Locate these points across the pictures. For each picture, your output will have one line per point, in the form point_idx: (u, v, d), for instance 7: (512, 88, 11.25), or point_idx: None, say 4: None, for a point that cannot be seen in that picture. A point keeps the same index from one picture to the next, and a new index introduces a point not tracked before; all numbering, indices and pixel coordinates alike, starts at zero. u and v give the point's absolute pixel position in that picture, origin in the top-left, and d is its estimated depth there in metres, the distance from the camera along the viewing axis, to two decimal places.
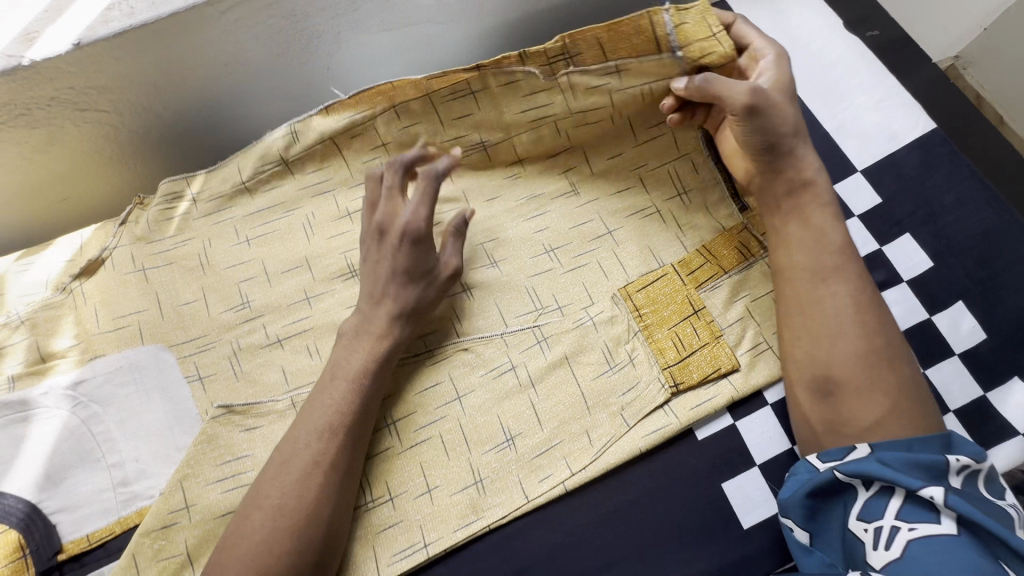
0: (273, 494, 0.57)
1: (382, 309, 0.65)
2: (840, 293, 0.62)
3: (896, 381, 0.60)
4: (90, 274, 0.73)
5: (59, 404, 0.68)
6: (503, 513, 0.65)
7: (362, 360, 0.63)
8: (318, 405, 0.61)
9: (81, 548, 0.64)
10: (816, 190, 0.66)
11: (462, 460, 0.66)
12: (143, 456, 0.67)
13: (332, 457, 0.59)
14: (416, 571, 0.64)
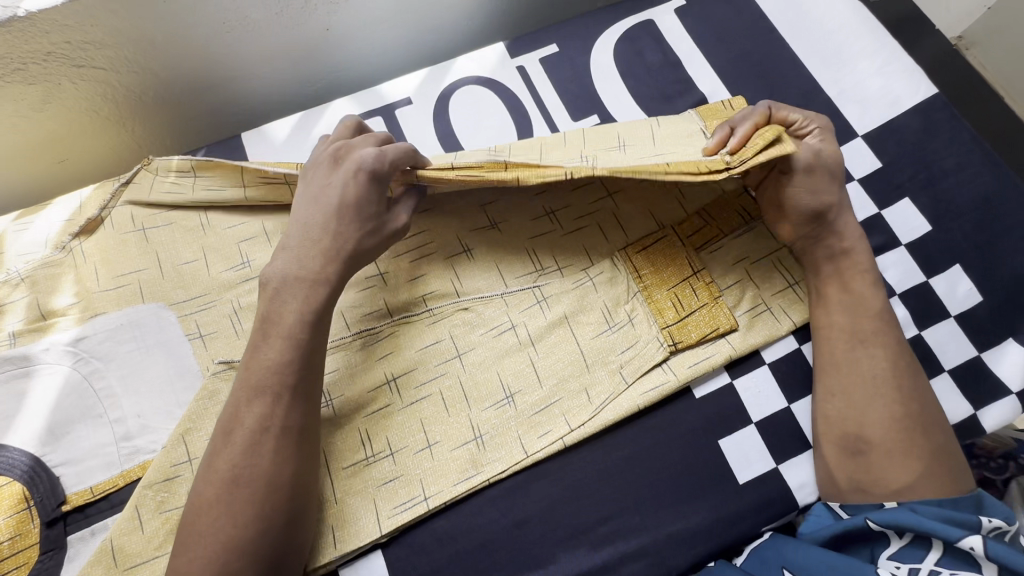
0: (223, 465, 0.54)
1: (312, 256, 0.58)
2: (878, 358, 0.64)
3: (929, 445, 0.60)
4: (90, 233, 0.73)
5: (60, 360, 0.68)
6: (503, 468, 0.66)
7: (295, 314, 0.57)
8: (255, 364, 0.56)
9: (86, 499, 0.65)
10: (858, 251, 0.67)
11: (462, 416, 0.67)
12: (145, 412, 0.68)
13: (282, 420, 0.56)
14: (417, 524, 0.65)
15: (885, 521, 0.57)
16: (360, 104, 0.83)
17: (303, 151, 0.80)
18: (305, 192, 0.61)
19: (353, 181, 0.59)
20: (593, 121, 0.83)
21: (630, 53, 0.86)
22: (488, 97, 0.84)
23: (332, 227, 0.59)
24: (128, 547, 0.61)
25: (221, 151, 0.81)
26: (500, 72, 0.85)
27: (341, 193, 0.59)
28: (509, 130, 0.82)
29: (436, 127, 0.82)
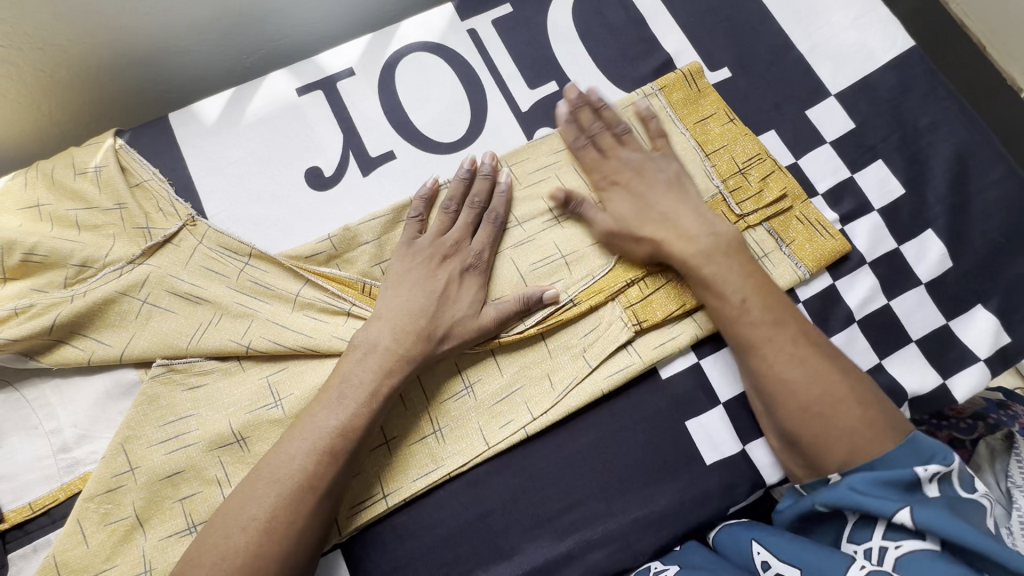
0: (262, 515, 0.55)
1: (402, 324, 0.62)
2: (771, 351, 0.61)
3: (848, 421, 0.58)
4: (13, 243, 0.66)
5: (4, 375, 0.65)
6: (464, 460, 0.63)
7: (375, 380, 0.60)
8: (319, 419, 0.58)
9: (24, 516, 0.61)
10: (709, 253, 0.65)
11: (418, 411, 0.65)
12: (82, 422, 0.64)
13: (328, 482, 0.57)
14: (378, 521, 0.63)
15: (826, 503, 0.57)
16: (297, 77, 0.76)
17: (238, 132, 0.74)
18: (412, 255, 0.66)
19: (457, 284, 0.65)
20: (551, 88, 0.77)
21: (590, 12, 0.80)
22: (436, 64, 0.77)
23: (432, 313, 0.63)
24: (73, 562, 0.59)
25: (148, 135, 0.74)
26: (449, 36, 0.78)
27: (441, 271, 0.65)
28: (461, 101, 0.76)
29: (381, 100, 0.76)
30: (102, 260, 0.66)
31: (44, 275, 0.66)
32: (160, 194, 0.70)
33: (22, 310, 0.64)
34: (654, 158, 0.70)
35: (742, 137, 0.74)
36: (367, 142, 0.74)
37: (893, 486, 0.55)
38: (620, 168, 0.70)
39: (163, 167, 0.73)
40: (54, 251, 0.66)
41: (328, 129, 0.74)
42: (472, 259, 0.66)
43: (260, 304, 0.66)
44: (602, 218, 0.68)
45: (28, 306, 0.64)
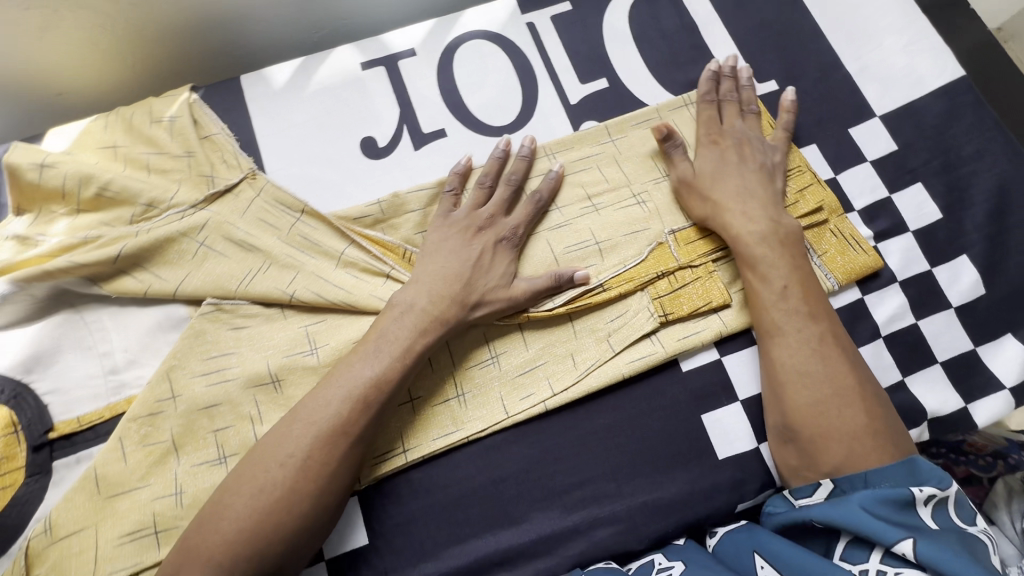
0: (297, 453, 0.58)
1: (439, 290, 0.65)
2: (794, 341, 0.63)
3: (854, 422, 0.59)
4: (91, 178, 0.71)
5: (67, 298, 0.69)
6: (483, 426, 0.66)
7: (410, 336, 0.63)
8: (356, 368, 0.62)
9: (72, 428, 0.65)
10: (764, 236, 0.67)
11: (444, 374, 0.68)
12: (132, 349, 0.68)
13: (360, 429, 0.60)
14: (397, 474, 0.66)
15: (825, 517, 0.57)
16: (362, 53, 0.81)
17: (303, 97, 0.78)
18: (455, 222, 0.69)
19: (490, 252, 0.68)
20: (601, 85, 0.80)
21: (646, 16, 0.83)
22: (493, 52, 0.81)
23: (465, 278, 0.66)
24: (110, 476, 0.63)
25: (221, 92, 0.79)
26: (509, 27, 0.82)
27: (480, 240, 0.68)
28: (514, 89, 0.79)
29: (439, 81, 0.80)
30: (168, 202, 0.71)
31: (114, 210, 0.71)
32: (226, 147, 0.75)
33: (92, 239, 0.69)
34: (760, 140, 0.74)
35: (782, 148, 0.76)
36: (421, 118, 0.78)
37: (891, 506, 0.55)
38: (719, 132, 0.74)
39: (230, 123, 0.77)
40: (124, 189, 0.71)
41: (386, 103, 0.78)
42: (510, 231, 0.69)
43: (307, 258, 0.70)
44: (686, 168, 0.73)
45: (96, 236, 0.69)
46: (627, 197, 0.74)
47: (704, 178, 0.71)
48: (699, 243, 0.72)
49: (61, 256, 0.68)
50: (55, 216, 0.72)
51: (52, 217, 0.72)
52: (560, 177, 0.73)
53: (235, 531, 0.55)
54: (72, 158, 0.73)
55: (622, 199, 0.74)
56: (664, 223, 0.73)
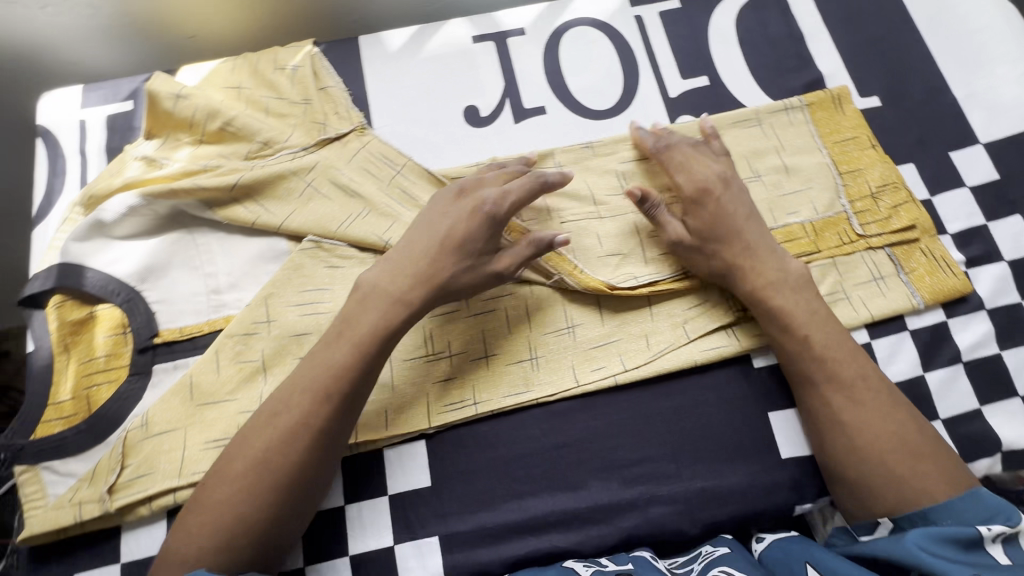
0: (257, 447, 0.57)
1: (403, 277, 0.63)
2: (826, 392, 0.62)
3: (895, 468, 0.58)
4: (217, 113, 0.77)
5: (181, 219, 0.75)
6: (553, 391, 0.68)
7: (374, 322, 0.61)
8: (320, 360, 0.60)
9: (174, 337, 0.70)
10: (776, 283, 0.66)
11: (520, 336, 0.70)
12: (234, 273, 0.73)
13: (322, 422, 0.58)
14: (464, 424, 0.68)
15: (885, 556, 0.55)
16: (475, 26, 0.84)
17: (414, 62, 0.83)
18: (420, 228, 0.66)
19: (460, 256, 0.64)
20: (701, 81, 0.81)
21: (754, 21, 0.84)
22: (599, 39, 0.84)
23: (432, 283, 0.63)
24: (204, 385, 0.68)
25: (340, 48, 0.84)
26: (617, 18, 0.85)
27: (453, 226, 0.65)
28: (616, 76, 0.82)
29: (544, 61, 0.83)
30: (283, 143, 0.76)
31: (233, 144, 0.77)
32: (340, 100, 0.79)
33: (212, 168, 0.74)
34: (733, 175, 0.71)
35: (879, 163, 0.76)
36: (524, 94, 0.81)
37: (956, 542, 0.54)
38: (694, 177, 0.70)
39: (345, 77, 0.82)
40: (245, 126, 0.77)
41: (492, 76, 0.82)
42: (483, 211, 0.65)
43: (404, 210, 0.74)
44: (675, 226, 0.69)
45: (216, 166, 0.75)
46: None
47: (699, 231, 0.68)
48: (786, 246, 0.72)
49: (183, 179, 0.73)
50: (179, 143, 0.77)
51: (176, 144, 0.77)
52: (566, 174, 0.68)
53: (207, 538, 0.54)
54: (201, 92, 0.78)
55: None
56: None
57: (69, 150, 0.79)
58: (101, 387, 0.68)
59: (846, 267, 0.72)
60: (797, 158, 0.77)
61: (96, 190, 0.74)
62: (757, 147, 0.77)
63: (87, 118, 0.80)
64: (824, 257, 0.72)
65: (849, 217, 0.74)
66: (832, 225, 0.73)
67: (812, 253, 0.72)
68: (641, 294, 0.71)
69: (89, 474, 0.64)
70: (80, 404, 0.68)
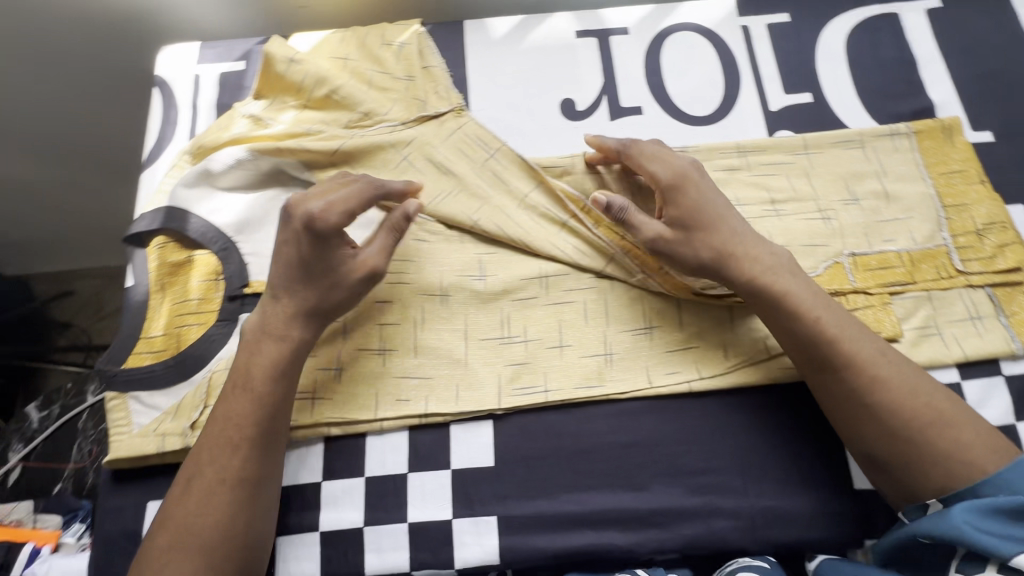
0: (177, 516, 0.58)
1: (280, 315, 0.64)
2: (848, 376, 0.60)
3: (938, 445, 0.57)
4: (325, 81, 0.79)
5: (280, 177, 0.77)
6: (625, 389, 0.68)
7: (267, 368, 0.62)
8: (222, 416, 0.61)
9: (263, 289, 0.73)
10: (775, 268, 0.64)
11: (597, 330, 0.70)
12: None
13: (235, 469, 0.60)
14: (532, 410, 0.68)
15: (928, 533, 0.53)
16: (579, 22, 0.85)
17: (517, 51, 0.84)
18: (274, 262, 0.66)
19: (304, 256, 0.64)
20: (805, 98, 0.80)
21: (865, 43, 0.82)
22: (703, 46, 0.83)
23: (318, 308, 0.64)
24: None
25: (445, 31, 0.86)
26: (723, 27, 0.84)
27: (299, 252, 0.64)
28: (717, 84, 0.81)
29: (646, 62, 0.83)
30: (384, 116, 0.78)
31: (336, 112, 0.79)
32: (441, 80, 0.81)
33: (314, 132, 0.77)
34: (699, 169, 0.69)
35: (988, 201, 0.73)
36: (623, 92, 0.81)
37: (1005, 515, 0.51)
38: (650, 166, 0.68)
39: (448, 58, 0.84)
40: (349, 96, 0.79)
41: (592, 71, 0.82)
42: (311, 234, 0.63)
43: (494, 192, 0.75)
44: (654, 226, 0.66)
45: (318, 131, 0.77)
46: (811, 211, 0.74)
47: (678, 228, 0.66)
48: (879, 272, 0.70)
49: (286, 140, 0.76)
50: (284, 105, 0.80)
51: (281, 105, 0.80)
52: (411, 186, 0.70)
53: None
54: (311, 59, 0.81)
55: (805, 211, 0.74)
56: (844, 243, 0.72)
57: (182, 102, 0.83)
58: (191, 327, 0.71)
59: (941, 302, 0.70)
60: (900, 186, 0.74)
61: (205, 141, 0.77)
62: (857, 170, 0.75)
63: (201, 74, 0.85)
64: (919, 288, 0.70)
65: (948, 251, 0.71)
66: (931, 257, 0.71)
67: (907, 282, 0.70)
68: (724, 304, 0.71)
69: (174, 407, 0.68)
70: (170, 340, 0.71)
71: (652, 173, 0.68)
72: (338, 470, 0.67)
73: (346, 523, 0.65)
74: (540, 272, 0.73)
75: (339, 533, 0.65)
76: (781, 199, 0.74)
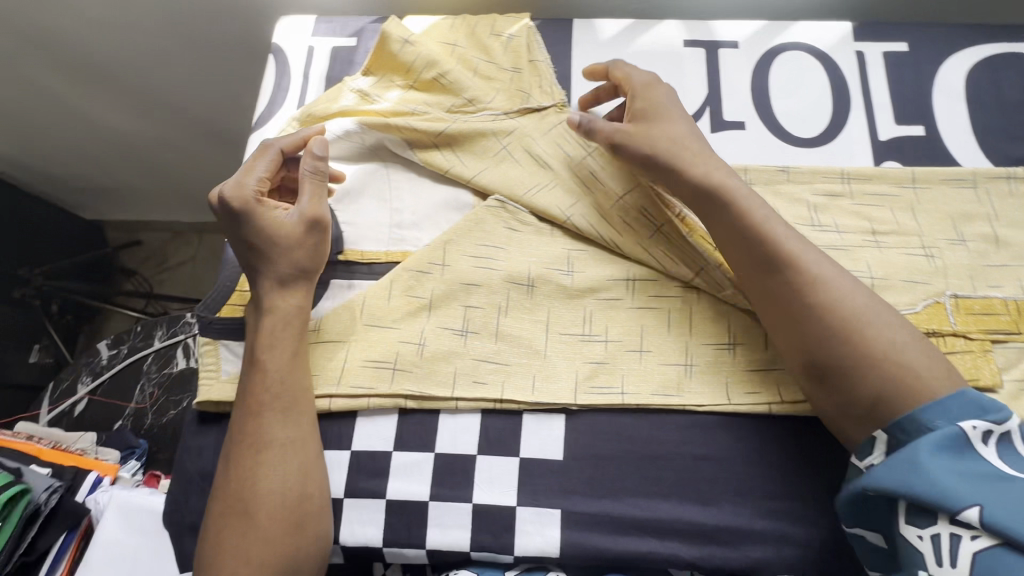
0: (223, 485, 0.63)
1: (269, 289, 0.68)
2: (797, 291, 0.60)
3: (854, 351, 0.57)
4: (433, 64, 0.81)
5: (380, 153, 0.80)
6: (703, 402, 0.67)
7: (270, 342, 0.66)
8: (242, 392, 0.66)
9: (354, 259, 0.75)
10: (751, 196, 0.65)
11: (678, 339, 0.70)
12: (418, 214, 0.77)
13: (258, 434, 0.63)
14: (606, 410, 0.68)
15: (879, 487, 0.53)
16: (689, 31, 0.85)
17: (623, 54, 0.84)
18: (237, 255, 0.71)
19: (285, 237, 0.68)
20: (917, 131, 0.78)
21: (986, 82, 0.80)
22: (815, 67, 0.82)
23: (294, 271, 0.69)
24: (374, 308, 0.72)
25: (554, 28, 0.87)
26: (837, 50, 0.82)
27: (227, 227, 0.69)
28: (825, 108, 0.80)
29: (753, 77, 0.82)
30: (487, 104, 0.80)
31: (441, 95, 0.81)
32: (547, 74, 0.82)
33: (419, 113, 0.79)
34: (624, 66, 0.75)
35: None
36: (727, 105, 0.80)
37: (943, 455, 0.52)
38: (630, 71, 0.73)
39: (554, 55, 0.85)
40: (456, 80, 0.81)
41: (698, 81, 0.82)
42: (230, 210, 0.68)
43: (590, 190, 0.75)
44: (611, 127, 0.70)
45: (423, 112, 0.79)
46: (914, 246, 0.71)
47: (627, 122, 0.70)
48: (982, 317, 0.68)
49: (392, 117, 0.78)
50: (392, 83, 0.83)
51: (388, 83, 0.83)
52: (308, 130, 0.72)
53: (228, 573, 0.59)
54: (422, 42, 0.83)
55: (907, 245, 0.72)
56: (948, 284, 0.69)
57: (295, 71, 0.87)
58: None
59: None
60: (1012, 231, 0.71)
61: (315, 110, 0.80)
62: (967, 210, 0.73)
63: (315, 46, 0.88)
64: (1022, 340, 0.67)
65: None
66: None
67: (1010, 332, 0.67)
68: None
69: None
70: None
71: (634, 81, 0.73)
72: (409, 442, 0.68)
73: (412, 495, 0.66)
74: (627, 276, 0.73)
75: (404, 504, 0.66)
76: (884, 230, 0.72)
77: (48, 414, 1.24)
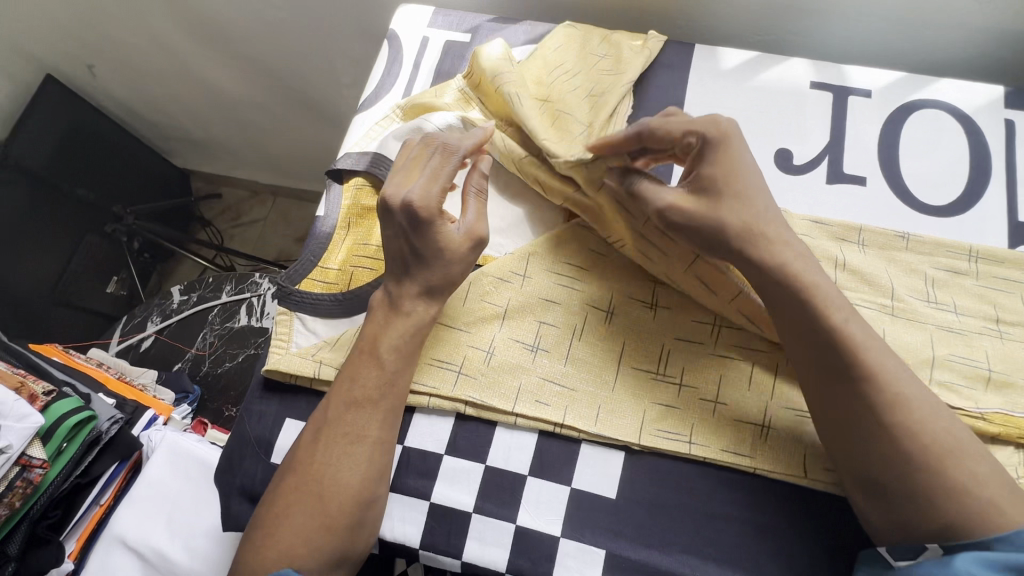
0: (307, 462, 0.61)
1: (403, 286, 0.65)
2: (880, 413, 0.51)
3: (933, 488, 0.49)
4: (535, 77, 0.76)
5: None
6: (776, 470, 0.62)
7: (395, 337, 0.64)
8: (350, 377, 0.63)
9: None
10: (832, 297, 0.55)
11: (759, 397, 0.65)
12: (505, 220, 0.77)
13: (358, 426, 0.62)
14: (668, 456, 0.65)
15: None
16: (818, 72, 0.80)
17: (742, 87, 0.80)
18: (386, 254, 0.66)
19: (452, 252, 0.63)
20: None
21: None
22: (954, 130, 0.75)
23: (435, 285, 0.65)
24: (448, 308, 0.71)
25: (672, 50, 0.84)
26: (982, 114, 0.76)
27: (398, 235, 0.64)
28: (958, 175, 0.73)
29: (882, 131, 0.76)
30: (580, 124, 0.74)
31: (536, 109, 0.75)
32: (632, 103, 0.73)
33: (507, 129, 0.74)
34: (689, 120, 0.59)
35: None
36: (848, 157, 0.75)
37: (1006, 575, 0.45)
38: (697, 126, 0.59)
39: (669, 78, 0.82)
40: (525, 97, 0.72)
41: (820, 127, 0.77)
42: (409, 215, 0.62)
43: None
44: (667, 196, 0.59)
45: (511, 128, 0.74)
46: None
47: (677, 198, 0.59)
48: None
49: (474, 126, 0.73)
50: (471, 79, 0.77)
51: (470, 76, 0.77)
52: (489, 135, 0.66)
53: (285, 547, 0.58)
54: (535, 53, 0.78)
55: None
56: None
57: (407, 59, 0.88)
58: (364, 270, 0.74)
59: None
60: None
61: (420, 100, 0.79)
62: None
63: (430, 37, 0.89)
64: None
65: None
66: None
67: None
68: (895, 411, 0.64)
69: (332, 340, 0.71)
70: (343, 277, 0.75)
71: (705, 135, 0.58)
72: (462, 449, 0.67)
73: (456, 503, 0.65)
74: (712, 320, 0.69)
75: (447, 510, 0.65)
76: (1011, 320, 0.65)
77: (117, 345, 1.32)
